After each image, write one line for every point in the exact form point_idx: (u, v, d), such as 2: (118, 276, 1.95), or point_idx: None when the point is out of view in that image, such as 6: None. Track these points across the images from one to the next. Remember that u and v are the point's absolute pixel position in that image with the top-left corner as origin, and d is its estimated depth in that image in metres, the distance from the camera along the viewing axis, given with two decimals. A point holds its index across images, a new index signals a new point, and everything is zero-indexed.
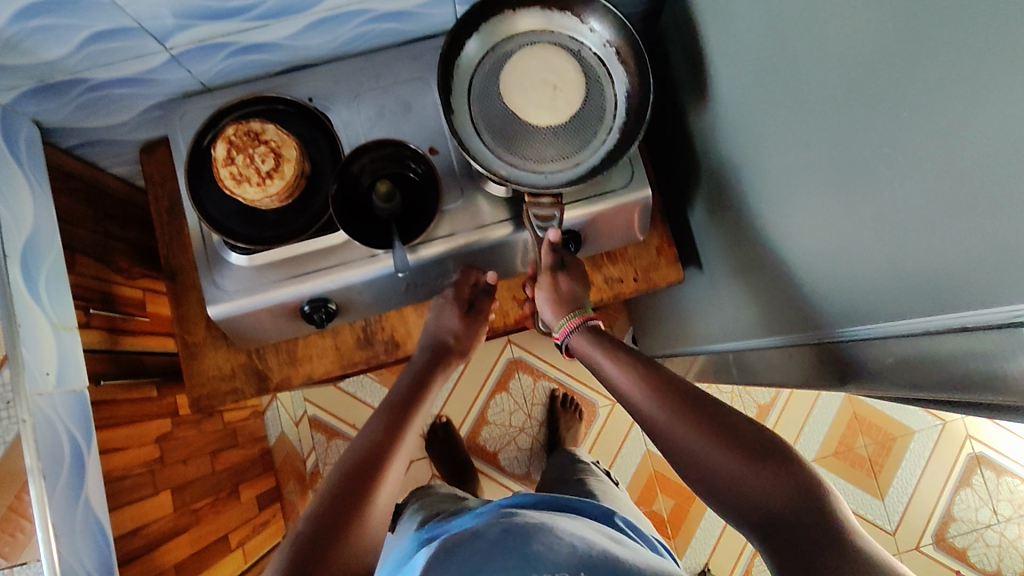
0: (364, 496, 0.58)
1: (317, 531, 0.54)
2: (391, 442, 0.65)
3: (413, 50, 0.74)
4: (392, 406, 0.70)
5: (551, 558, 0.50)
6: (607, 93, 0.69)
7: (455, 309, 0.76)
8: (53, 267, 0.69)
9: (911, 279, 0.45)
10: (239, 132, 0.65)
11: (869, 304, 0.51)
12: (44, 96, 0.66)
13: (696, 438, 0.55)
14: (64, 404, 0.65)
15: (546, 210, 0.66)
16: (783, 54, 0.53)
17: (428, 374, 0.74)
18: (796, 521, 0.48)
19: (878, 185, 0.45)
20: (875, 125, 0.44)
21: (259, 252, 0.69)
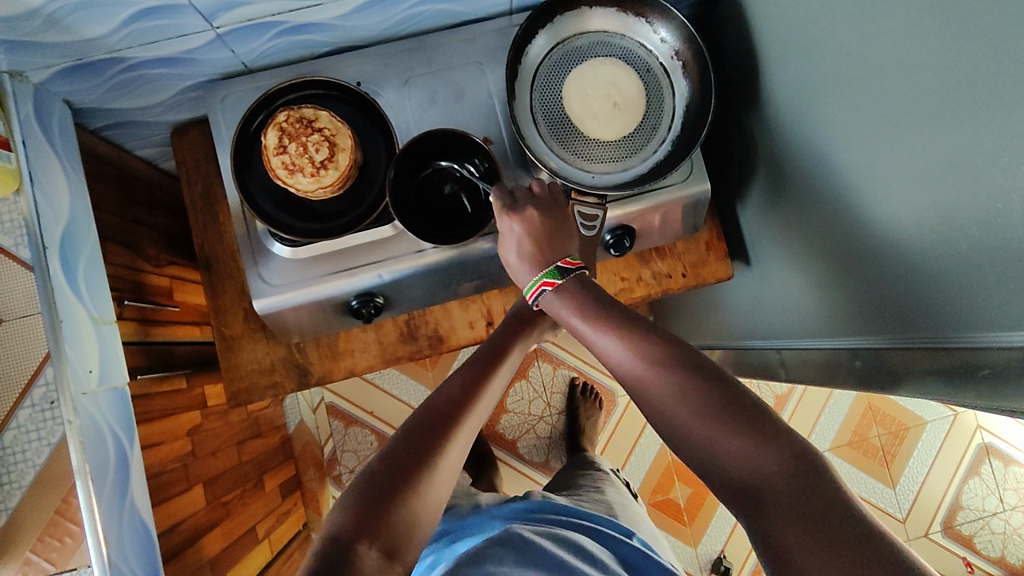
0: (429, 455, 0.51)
1: (368, 503, 0.47)
2: (471, 400, 0.58)
3: (466, 34, 0.71)
4: (473, 363, 0.62)
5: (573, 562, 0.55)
6: (666, 101, 0.68)
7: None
8: (91, 257, 0.65)
9: (1009, 298, 0.44)
10: (291, 119, 0.62)
11: (950, 315, 0.50)
12: (78, 75, 0.62)
13: (688, 412, 0.47)
14: (107, 402, 0.63)
15: (591, 209, 0.65)
16: (875, 54, 0.52)
17: (510, 338, 0.67)
18: (780, 493, 0.41)
19: (979, 198, 0.44)
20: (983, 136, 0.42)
21: (305, 244, 0.66)
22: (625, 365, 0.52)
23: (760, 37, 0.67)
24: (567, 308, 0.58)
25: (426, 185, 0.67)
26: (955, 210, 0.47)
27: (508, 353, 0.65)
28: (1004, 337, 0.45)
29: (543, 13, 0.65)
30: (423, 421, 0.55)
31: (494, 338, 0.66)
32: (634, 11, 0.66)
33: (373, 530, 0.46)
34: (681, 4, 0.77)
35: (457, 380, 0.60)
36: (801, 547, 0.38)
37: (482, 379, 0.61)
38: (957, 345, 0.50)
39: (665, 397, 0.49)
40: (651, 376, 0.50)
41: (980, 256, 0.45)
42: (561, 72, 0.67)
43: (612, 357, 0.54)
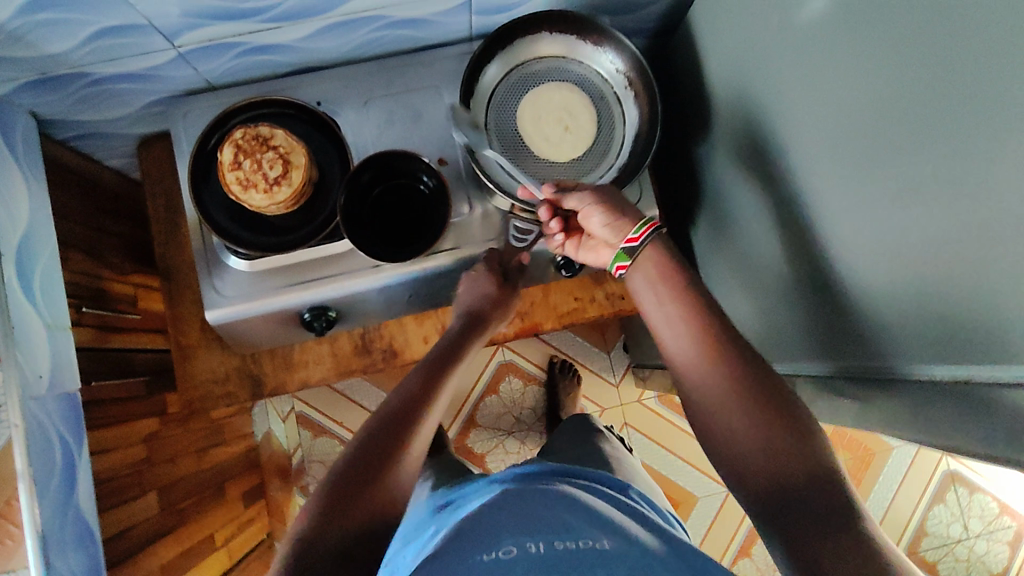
0: (389, 457, 0.53)
1: (330, 506, 0.49)
2: (429, 398, 0.59)
3: (425, 58, 0.73)
4: (431, 360, 0.63)
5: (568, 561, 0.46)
6: (616, 131, 0.70)
7: (492, 279, 0.69)
8: (48, 265, 0.67)
9: (924, 330, 0.45)
10: (247, 137, 0.63)
11: (868, 345, 0.52)
12: (43, 89, 0.64)
13: (737, 404, 0.50)
14: (55, 407, 0.64)
15: (525, 222, 0.68)
16: (805, 90, 0.54)
17: (469, 333, 0.68)
18: (808, 499, 0.44)
19: (898, 232, 0.46)
20: (903, 173, 0.44)
21: (259, 258, 0.68)
22: (685, 353, 0.54)
23: (711, 69, 0.69)
24: (638, 274, 0.58)
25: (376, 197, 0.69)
26: (877, 242, 0.49)
27: (465, 350, 0.66)
28: (916, 369, 0.47)
29: (497, 39, 0.68)
30: (388, 421, 0.56)
31: (449, 338, 0.67)
32: (586, 37, 0.69)
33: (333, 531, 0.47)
34: (638, 34, 0.79)
35: (417, 378, 0.60)
36: (815, 537, 0.41)
37: (439, 377, 0.62)
38: (881, 377, 0.52)
39: (716, 391, 0.51)
40: (711, 364, 0.52)
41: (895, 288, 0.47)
42: (514, 97, 0.70)
43: (666, 340, 0.55)
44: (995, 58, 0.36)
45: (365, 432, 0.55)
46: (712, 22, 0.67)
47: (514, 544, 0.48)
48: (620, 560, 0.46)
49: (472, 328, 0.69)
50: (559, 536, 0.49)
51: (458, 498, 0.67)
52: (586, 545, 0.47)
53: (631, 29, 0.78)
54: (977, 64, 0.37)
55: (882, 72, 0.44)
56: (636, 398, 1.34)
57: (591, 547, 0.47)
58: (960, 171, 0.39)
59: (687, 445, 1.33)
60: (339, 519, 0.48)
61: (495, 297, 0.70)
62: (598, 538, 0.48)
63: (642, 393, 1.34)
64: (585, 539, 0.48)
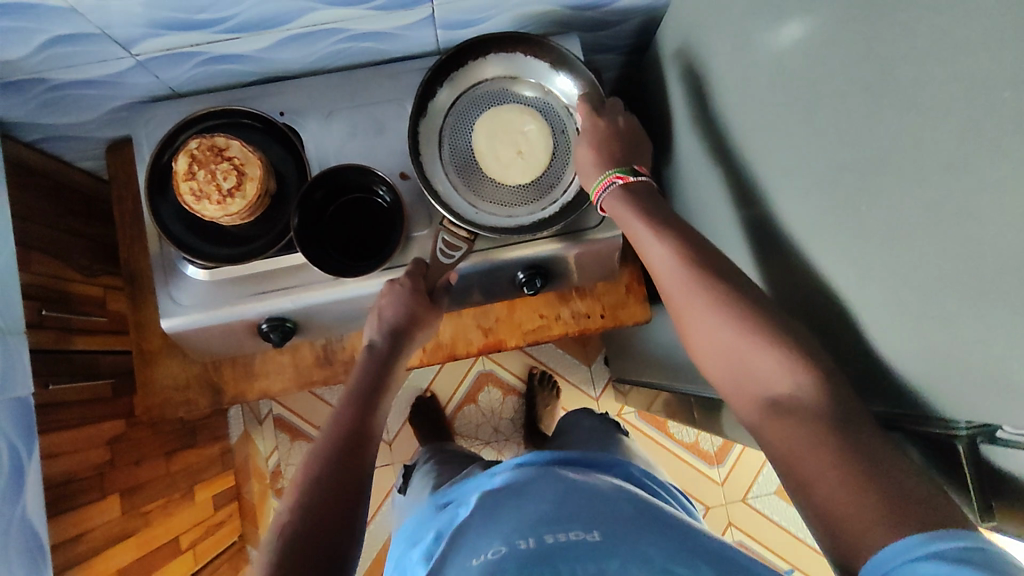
0: (336, 503, 0.53)
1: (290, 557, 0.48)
2: (362, 435, 0.60)
3: (391, 71, 0.72)
4: (359, 394, 0.64)
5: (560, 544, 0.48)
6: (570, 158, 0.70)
7: (418, 298, 0.67)
8: (4, 270, 0.67)
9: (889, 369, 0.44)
10: (201, 147, 0.63)
11: (847, 384, 0.50)
12: (4, 92, 0.64)
13: (765, 360, 0.47)
14: (4, 412, 0.64)
15: (456, 239, 0.67)
16: (761, 118, 0.53)
17: (394, 362, 0.69)
18: (851, 460, 0.40)
19: (853, 268, 0.44)
20: (850, 210, 0.43)
21: (217, 268, 0.67)
22: (707, 322, 0.51)
23: (679, 89, 0.68)
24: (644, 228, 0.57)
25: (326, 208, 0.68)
26: (833, 276, 0.47)
27: (389, 379, 0.67)
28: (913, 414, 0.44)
29: (471, 50, 0.68)
30: (335, 456, 0.56)
31: (374, 369, 0.67)
32: (534, 56, 0.68)
33: None
34: (611, 50, 0.78)
35: (353, 412, 0.62)
36: (862, 493, 0.38)
37: (368, 415, 0.62)
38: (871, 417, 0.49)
39: (738, 346, 0.49)
40: (726, 321, 0.50)
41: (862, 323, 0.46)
42: (469, 120, 0.70)
43: (689, 317, 0.53)
44: (930, 98, 0.34)
45: (310, 471, 0.55)
46: (679, 42, 0.66)
47: (504, 543, 0.49)
48: (609, 548, 0.47)
49: (395, 353, 0.69)
50: (551, 529, 0.50)
51: (456, 496, 0.68)
52: (576, 538, 0.48)
53: (602, 45, 0.77)
54: (912, 104, 0.36)
55: (829, 106, 0.43)
56: (615, 411, 1.33)
57: (580, 539, 0.48)
58: (903, 211, 0.38)
59: (666, 460, 1.32)
60: (302, 553, 0.48)
61: (417, 313, 0.67)
62: (588, 529, 0.49)
63: (621, 407, 1.33)
64: (576, 531, 0.49)
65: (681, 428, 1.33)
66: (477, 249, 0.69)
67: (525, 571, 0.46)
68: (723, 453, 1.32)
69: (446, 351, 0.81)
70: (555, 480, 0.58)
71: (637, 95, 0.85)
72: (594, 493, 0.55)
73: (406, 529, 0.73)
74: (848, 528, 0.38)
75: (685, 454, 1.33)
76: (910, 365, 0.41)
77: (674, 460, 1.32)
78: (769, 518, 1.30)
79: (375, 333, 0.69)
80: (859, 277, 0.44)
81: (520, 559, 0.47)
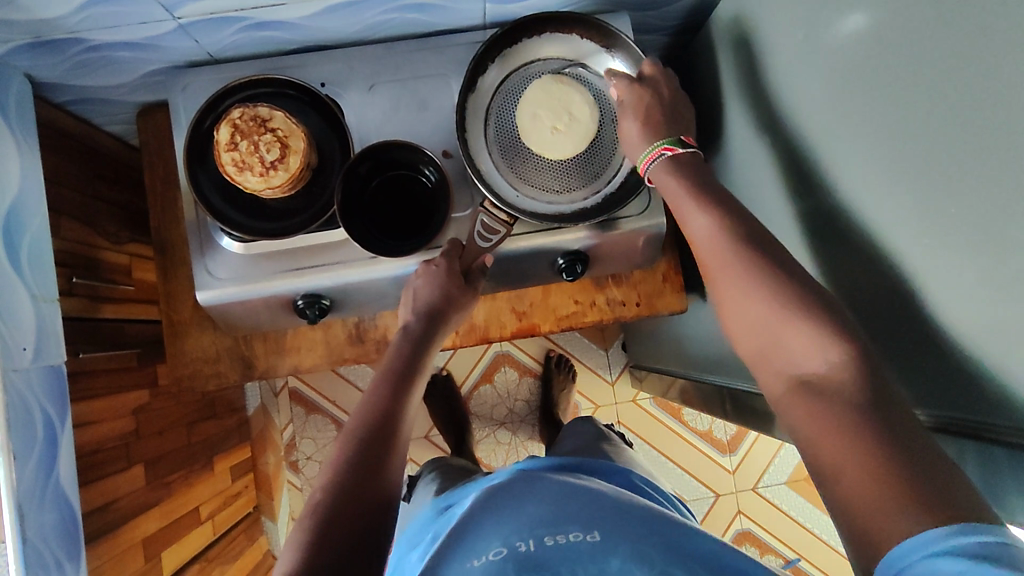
0: (370, 482, 0.52)
1: (323, 533, 0.48)
2: (394, 418, 0.59)
3: (435, 45, 0.70)
4: (390, 376, 0.63)
5: (569, 553, 0.48)
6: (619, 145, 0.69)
7: (452, 276, 0.65)
8: (37, 236, 0.65)
9: (961, 383, 0.43)
10: (244, 117, 0.61)
11: (905, 387, 0.49)
12: (39, 52, 0.62)
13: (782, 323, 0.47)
14: (39, 380, 0.63)
15: (495, 223, 0.65)
16: (828, 110, 0.51)
17: (426, 344, 0.67)
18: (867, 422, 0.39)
19: (929, 272, 0.43)
20: (929, 212, 0.41)
21: (254, 242, 0.66)
22: (744, 293, 0.50)
23: (734, 77, 0.66)
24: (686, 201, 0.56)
25: (367, 184, 0.66)
26: (905, 281, 0.46)
27: (422, 364, 0.66)
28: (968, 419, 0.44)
29: (525, 26, 0.66)
30: (365, 440, 0.56)
31: (406, 349, 0.66)
32: (591, 40, 0.67)
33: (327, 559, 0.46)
34: (660, 31, 0.76)
35: (384, 395, 0.61)
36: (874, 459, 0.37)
37: (402, 397, 0.62)
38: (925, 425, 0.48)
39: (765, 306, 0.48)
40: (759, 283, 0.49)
41: (933, 330, 0.44)
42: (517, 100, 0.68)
43: (724, 289, 0.51)
44: None
45: (340, 454, 0.55)
46: (740, 27, 0.64)
47: (504, 544, 0.49)
48: (608, 548, 0.47)
49: (429, 335, 0.67)
50: (550, 532, 0.50)
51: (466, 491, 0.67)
52: (575, 540, 0.49)
53: (654, 25, 0.74)
54: None
55: (914, 102, 0.41)
56: (631, 397, 1.33)
57: (580, 541, 0.48)
58: (995, 217, 0.36)
59: (679, 448, 1.32)
60: (331, 529, 0.48)
61: (452, 294, 0.66)
62: (589, 530, 0.49)
63: (637, 393, 1.33)
64: (574, 533, 0.49)
65: (696, 416, 1.33)
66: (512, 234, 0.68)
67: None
68: (736, 442, 1.33)
69: (480, 333, 0.80)
70: (561, 482, 0.57)
71: (681, 79, 0.83)
72: (594, 493, 0.55)
73: (405, 532, 0.72)
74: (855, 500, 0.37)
75: (698, 442, 1.33)
76: (983, 374, 0.41)
77: (686, 447, 1.32)
78: (778, 508, 1.31)
79: (409, 313, 0.67)
80: (933, 281, 0.43)
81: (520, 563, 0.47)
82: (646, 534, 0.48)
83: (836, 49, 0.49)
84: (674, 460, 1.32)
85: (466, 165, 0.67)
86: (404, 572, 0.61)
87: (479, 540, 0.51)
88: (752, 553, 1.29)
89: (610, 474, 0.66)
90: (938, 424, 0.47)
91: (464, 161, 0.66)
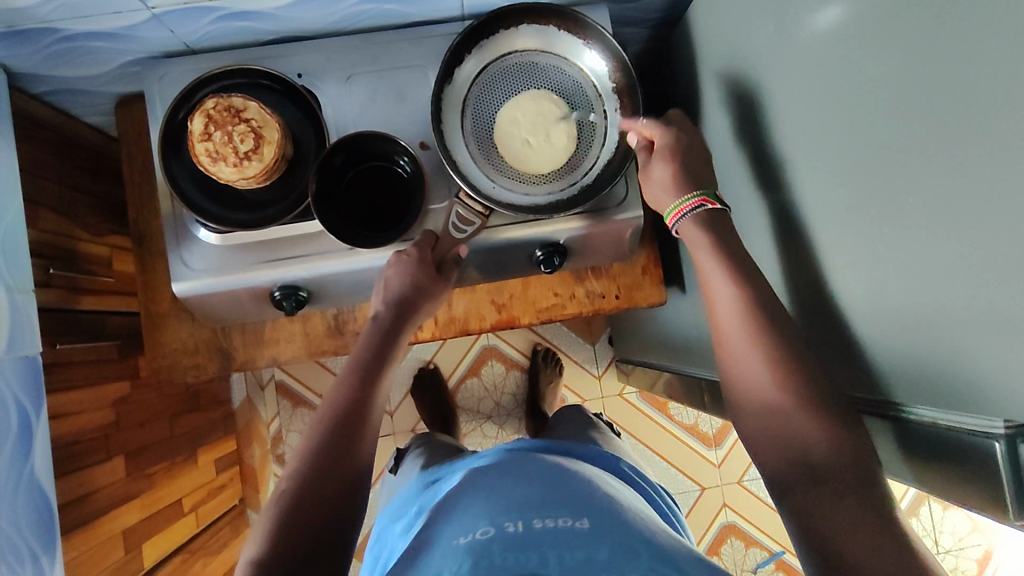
0: (335, 476, 0.53)
1: (287, 530, 0.49)
2: (364, 406, 0.59)
3: (413, 36, 0.70)
4: (362, 363, 0.63)
5: (560, 535, 0.47)
6: (595, 137, 0.69)
7: (424, 267, 0.65)
8: (12, 227, 0.65)
9: (920, 373, 0.43)
10: (218, 107, 0.61)
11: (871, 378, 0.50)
12: (12, 41, 0.61)
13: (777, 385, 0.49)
14: (13, 371, 0.63)
15: (470, 213, 0.66)
16: (801, 101, 0.51)
17: (399, 330, 0.67)
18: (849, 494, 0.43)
19: (893, 261, 0.43)
20: (893, 203, 0.42)
21: (230, 233, 0.66)
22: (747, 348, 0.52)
23: (711, 68, 0.66)
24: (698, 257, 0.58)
25: (344, 176, 0.67)
26: (869, 269, 0.46)
27: (395, 349, 0.66)
28: (917, 411, 0.45)
29: (503, 17, 0.66)
30: (330, 433, 0.56)
31: (378, 335, 0.66)
32: (569, 31, 0.67)
33: (293, 557, 0.48)
34: (639, 23, 0.76)
35: (352, 384, 0.61)
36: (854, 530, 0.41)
37: (373, 385, 0.62)
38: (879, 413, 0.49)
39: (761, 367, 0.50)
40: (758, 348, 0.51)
41: (892, 319, 0.45)
42: (494, 92, 0.68)
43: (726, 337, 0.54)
44: (1004, 88, 0.33)
45: (306, 448, 0.55)
46: (716, 18, 0.63)
47: (492, 524, 0.49)
48: (597, 536, 0.46)
49: (399, 322, 0.67)
50: (539, 515, 0.49)
51: (445, 472, 0.68)
52: (565, 525, 0.48)
53: (633, 17, 0.74)
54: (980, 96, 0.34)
55: (880, 93, 0.42)
56: (618, 391, 1.34)
57: (567, 526, 0.48)
58: (957, 206, 0.37)
59: (665, 441, 1.33)
60: (297, 527, 0.49)
61: (424, 283, 0.65)
62: (578, 517, 0.49)
63: (623, 387, 1.33)
64: (565, 519, 0.49)
65: (682, 410, 1.33)
66: (490, 226, 0.68)
67: (510, 554, 0.45)
68: (722, 435, 1.33)
69: (459, 325, 0.80)
70: (542, 469, 0.58)
71: (662, 71, 0.83)
72: (579, 483, 0.55)
73: (388, 505, 0.73)
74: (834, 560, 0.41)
75: (684, 435, 1.33)
76: (941, 364, 0.41)
77: (673, 440, 1.33)
78: (763, 501, 1.32)
79: (380, 300, 0.67)
80: (896, 270, 0.43)
81: (509, 541, 0.47)
82: (624, 522, 0.48)
83: (806, 40, 0.49)
84: (660, 453, 1.32)
85: (441, 156, 0.67)
86: (384, 550, 0.62)
87: (461, 522, 0.51)
88: (737, 546, 1.30)
89: (592, 459, 0.66)
90: (892, 412, 0.47)
91: (439, 152, 0.66)
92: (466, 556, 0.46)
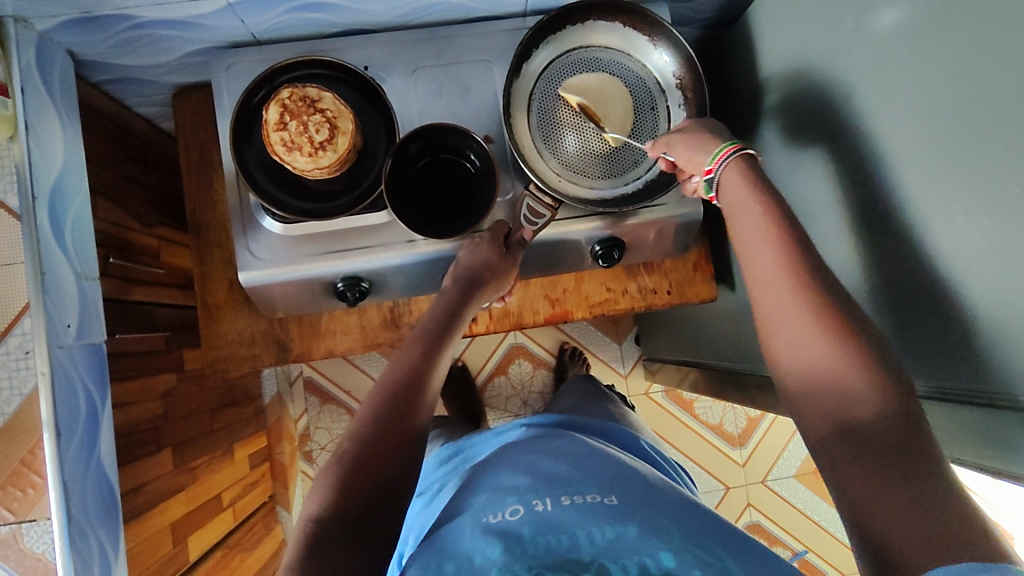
0: (399, 435, 0.53)
1: (349, 481, 0.49)
2: (425, 374, 0.59)
3: (476, 31, 0.71)
4: (425, 334, 0.63)
5: (589, 513, 0.45)
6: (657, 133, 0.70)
7: (494, 248, 0.66)
8: (78, 214, 0.65)
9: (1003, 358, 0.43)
10: (294, 97, 0.62)
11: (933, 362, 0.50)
12: (84, 28, 0.62)
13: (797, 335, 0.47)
14: (82, 357, 0.63)
15: (541, 207, 0.66)
16: (875, 98, 0.52)
17: (463, 306, 0.67)
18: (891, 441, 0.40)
19: (977, 254, 0.44)
20: (993, 190, 0.42)
21: (296, 223, 0.66)
22: None
23: (773, 66, 0.67)
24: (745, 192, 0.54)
25: (416, 167, 0.67)
26: (951, 261, 0.46)
27: (457, 323, 0.66)
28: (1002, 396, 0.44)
29: (573, 12, 0.67)
30: (389, 399, 0.55)
31: (446, 307, 0.65)
32: (636, 29, 0.68)
33: (352, 509, 0.48)
34: (693, 23, 0.77)
35: (411, 357, 0.60)
36: (891, 499, 0.38)
37: (435, 357, 0.61)
38: (962, 397, 0.48)
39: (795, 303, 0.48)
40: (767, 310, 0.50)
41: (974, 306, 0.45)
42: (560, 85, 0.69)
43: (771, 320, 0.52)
44: None
45: (370, 404, 0.55)
46: (780, 16, 0.65)
47: (520, 502, 0.47)
48: (623, 515, 0.44)
49: (463, 302, 0.66)
50: (567, 493, 0.48)
51: (472, 443, 0.67)
52: (593, 502, 0.46)
53: (689, 16, 0.75)
54: None
55: (969, 86, 0.42)
56: (643, 391, 1.35)
57: (598, 503, 0.46)
58: None
59: (689, 440, 1.34)
60: (361, 482, 0.49)
61: (495, 266, 0.66)
62: (606, 494, 0.47)
63: (649, 386, 1.34)
64: (593, 496, 0.47)
65: (708, 409, 1.35)
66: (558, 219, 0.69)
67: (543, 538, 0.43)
68: (746, 435, 1.34)
69: (514, 318, 0.81)
70: (574, 447, 0.55)
71: (712, 72, 0.84)
72: (606, 460, 0.53)
73: None
74: (878, 545, 0.37)
75: (708, 435, 1.34)
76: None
77: (697, 440, 1.34)
78: (788, 501, 1.33)
79: (448, 278, 0.67)
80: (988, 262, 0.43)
81: (537, 522, 0.45)
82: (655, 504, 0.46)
83: (887, 36, 0.50)
84: (684, 453, 1.33)
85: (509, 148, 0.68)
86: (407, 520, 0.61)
87: (488, 497, 0.49)
88: None
89: (621, 438, 0.65)
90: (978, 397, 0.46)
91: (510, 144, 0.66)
92: (497, 538, 0.44)
